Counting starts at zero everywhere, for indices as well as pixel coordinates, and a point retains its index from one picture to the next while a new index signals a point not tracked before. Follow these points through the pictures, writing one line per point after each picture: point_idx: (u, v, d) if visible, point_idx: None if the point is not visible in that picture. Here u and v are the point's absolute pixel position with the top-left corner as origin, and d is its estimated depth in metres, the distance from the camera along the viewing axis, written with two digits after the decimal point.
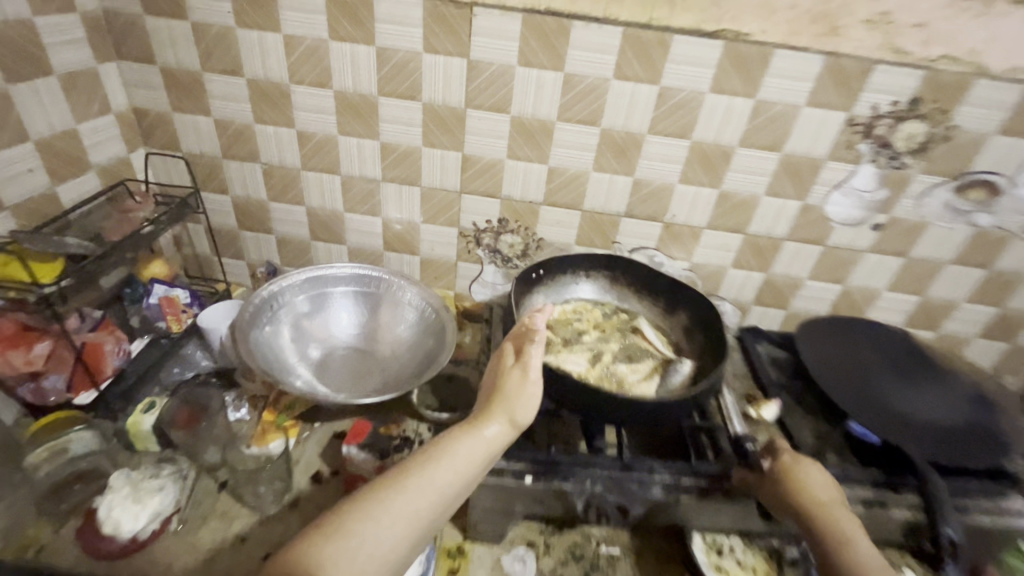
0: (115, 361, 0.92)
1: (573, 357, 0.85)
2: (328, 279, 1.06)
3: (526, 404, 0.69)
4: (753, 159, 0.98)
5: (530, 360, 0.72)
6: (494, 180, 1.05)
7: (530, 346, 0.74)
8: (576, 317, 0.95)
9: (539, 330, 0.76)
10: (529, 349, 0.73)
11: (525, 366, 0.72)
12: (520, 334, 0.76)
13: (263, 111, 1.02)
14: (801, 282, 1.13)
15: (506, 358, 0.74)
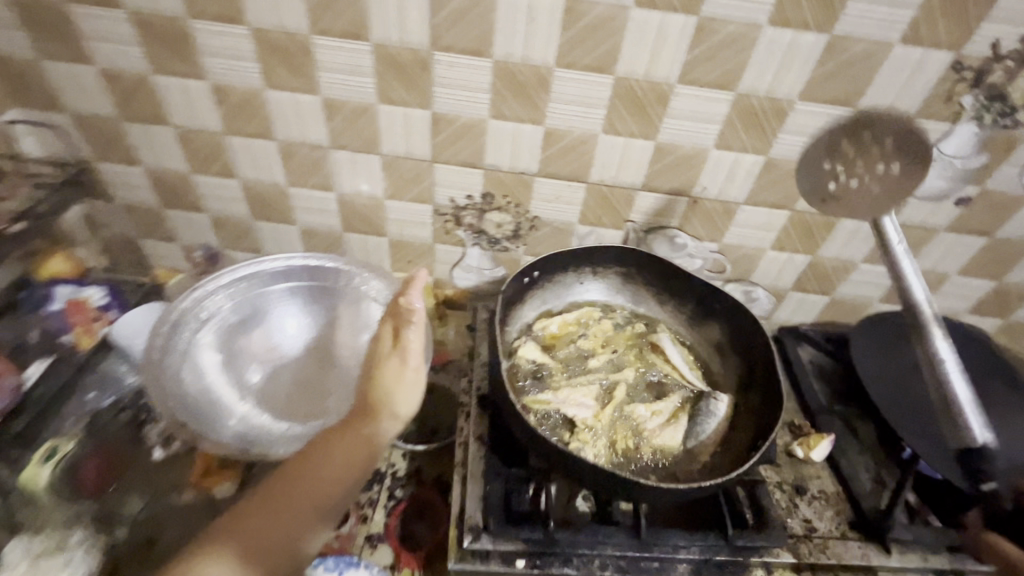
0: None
1: (579, 397, 0.70)
2: (261, 281, 0.85)
3: (407, 393, 0.62)
4: (817, 116, 0.74)
5: (409, 346, 0.63)
6: (474, 146, 0.81)
7: (404, 328, 0.63)
8: (580, 334, 0.81)
9: (415, 309, 0.62)
10: (404, 332, 0.63)
11: (404, 353, 0.62)
12: (396, 310, 0.64)
13: (160, 57, 0.75)
14: (853, 265, 0.92)
15: (383, 345, 0.64)
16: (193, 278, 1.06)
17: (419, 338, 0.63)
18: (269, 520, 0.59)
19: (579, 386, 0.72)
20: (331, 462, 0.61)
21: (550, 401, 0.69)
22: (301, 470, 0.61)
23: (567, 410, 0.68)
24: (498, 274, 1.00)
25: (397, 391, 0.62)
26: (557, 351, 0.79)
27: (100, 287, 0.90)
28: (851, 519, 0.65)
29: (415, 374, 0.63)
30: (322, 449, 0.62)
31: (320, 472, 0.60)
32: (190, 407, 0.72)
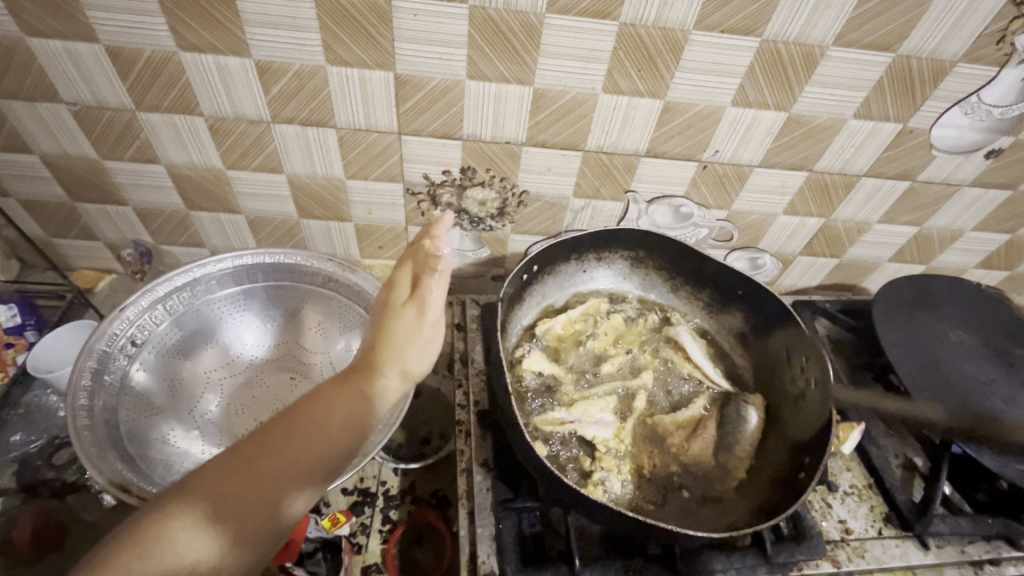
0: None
1: (596, 413, 0.68)
2: (204, 287, 0.71)
3: (417, 355, 0.53)
4: (851, 64, 0.63)
5: (427, 298, 0.54)
6: (449, 112, 0.67)
7: (428, 277, 0.54)
8: (590, 335, 0.78)
9: (443, 256, 0.54)
10: (425, 283, 0.54)
11: (421, 304, 0.54)
12: (418, 259, 0.56)
13: (31, 14, 0.57)
14: (868, 226, 0.85)
15: (397, 296, 0.55)
16: (127, 279, 0.90)
17: (440, 292, 0.54)
18: (265, 459, 0.43)
19: (594, 400, 0.70)
20: (336, 420, 0.47)
21: (569, 421, 0.67)
22: (298, 421, 0.46)
23: (584, 430, 0.66)
24: (482, 255, 0.88)
25: (406, 350, 0.52)
26: (567, 356, 0.76)
27: (8, 305, 0.79)
28: (887, 515, 0.64)
29: (429, 333, 0.54)
30: (321, 406, 0.47)
31: (323, 430, 0.46)
32: (136, 455, 0.59)
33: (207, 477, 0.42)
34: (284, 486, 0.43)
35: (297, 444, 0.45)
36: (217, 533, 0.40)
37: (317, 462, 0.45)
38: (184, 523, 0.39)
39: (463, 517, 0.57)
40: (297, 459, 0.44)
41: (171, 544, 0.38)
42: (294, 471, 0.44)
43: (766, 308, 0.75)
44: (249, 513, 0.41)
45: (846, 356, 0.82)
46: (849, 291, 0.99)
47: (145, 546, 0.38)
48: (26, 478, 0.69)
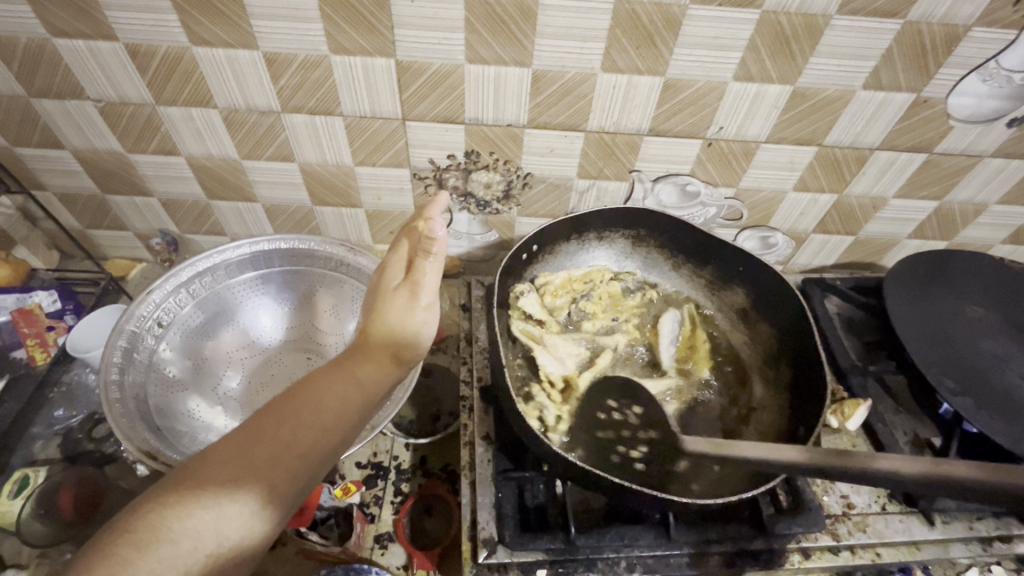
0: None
1: (562, 353, 0.73)
2: (224, 272, 0.75)
3: (419, 338, 0.51)
4: (858, 33, 0.61)
5: (423, 281, 0.52)
6: (450, 96, 0.69)
7: (422, 259, 0.52)
8: (585, 295, 0.80)
9: (437, 238, 0.51)
10: (419, 265, 0.52)
11: (416, 287, 0.52)
12: (415, 237, 0.54)
13: (56, 17, 0.61)
14: (884, 202, 0.82)
15: (392, 279, 0.54)
16: (156, 266, 0.96)
17: (435, 274, 0.52)
18: (261, 449, 0.42)
19: (566, 342, 0.74)
20: (330, 404, 0.46)
21: (536, 343, 0.73)
22: (290, 408, 0.45)
23: (542, 356, 0.71)
24: (490, 238, 0.90)
25: (406, 332, 0.51)
26: (556, 305, 0.79)
27: (49, 292, 0.84)
28: (892, 491, 0.65)
29: (427, 315, 0.52)
30: (312, 393, 0.46)
31: (314, 417, 0.45)
32: (164, 427, 0.63)
33: (204, 470, 0.41)
34: (280, 474, 0.42)
35: (291, 431, 0.44)
36: (222, 521, 0.39)
37: (312, 448, 0.44)
38: (185, 514, 0.39)
39: (464, 487, 0.61)
40: (291, 446, 0.43)
41: (174, 535, 0.38)
42: (289, 458, 0.43)
43: (771, 286, 0.74)
44: (248, 501, 0.41)
45: (857, 334, 0.81)
46: (867, 269, 0.97)
47: (148, 535, 0.37)
48: (69, 449, 0.76)
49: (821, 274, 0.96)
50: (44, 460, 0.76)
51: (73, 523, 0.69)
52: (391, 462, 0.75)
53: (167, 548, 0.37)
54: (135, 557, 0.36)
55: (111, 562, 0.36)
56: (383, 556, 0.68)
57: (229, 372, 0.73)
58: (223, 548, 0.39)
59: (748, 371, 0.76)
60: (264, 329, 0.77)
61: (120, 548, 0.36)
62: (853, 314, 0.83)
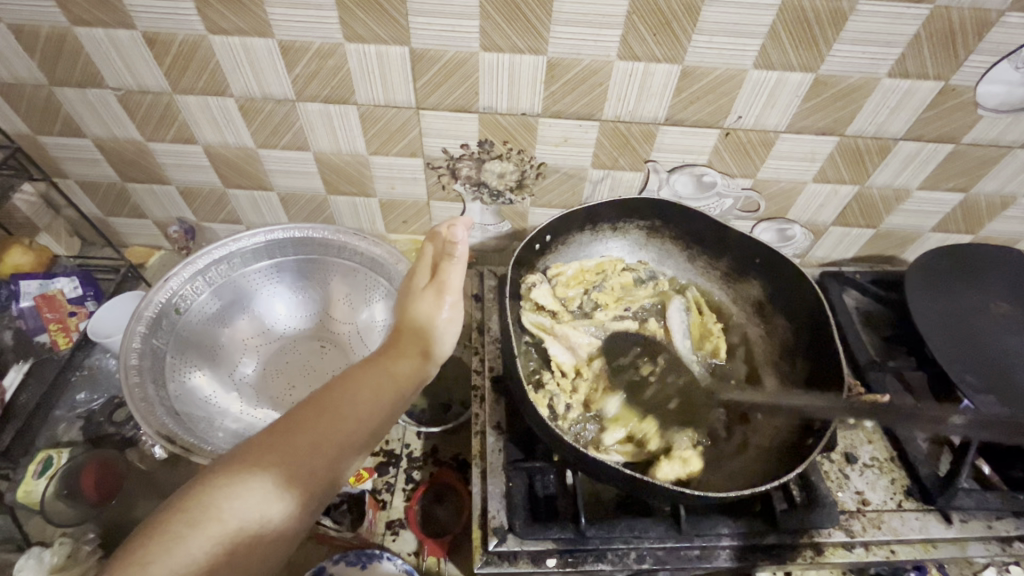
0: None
1: (573, 342, 0.72)
2: (240, 260, 0.75)
3: (441, 330, 0.54)
4: (885, 19, 0.59)
5: (448, 281, 0.56)
6: (464, 84, 0.68)
7: (447, 262, 0.57)
8: (597, 286, 0.80)
9: (457, 242, 0.58)
10: (445, 267, 0.57)
11: (441, 286, 0.56)
12: (437, 249, 0.59)
13: (75, 5, 0.61)
14: (907, 193, 0.80)
15: (418, 281, 0.58)
16: (174, 254, 0.98)
17: (459, 275, 0.57)
18: (308, 437, 0.44)
19: (575, 330, 0.73)
20: (365, 396, 0.48)
21: (546, 334, 0.72)
22: (329, 400, 0.47)
23: (552, 346, 0.70)
24: (503, 229, 0.90)
25: (430, 325, 0.54)
26: (569, 297, 0.77)
27: (70, 278, 0.84)
28: (909, 488, 0.64)
29: (451, 312, 0.56)
30: (350, 386, 0.49)
31: (351, 407, 0.47)
32: (182, 412, 0.64)
33: (250, 454, 0.43)
34: (320, 460, 0.44)
35: (330, 421, 0.46)
36: (267, 502, 0.42)
37: (349, 437, 0.46)
38: (233, 495, 0.41)
39: (476, 475, 0.61)
40: (330, 435, 0.45)
41: (223, 513, 0.40)
42: (328, 445, 0.45)
43: (788, 279, 0.73)
44: (293, 484, 0.43)
45: (876, 329, 0.79)
46: (887, 263, 0.95)
47: (200, 514, 0.40)
48: (91, 432, 0.78)
49: (839, 267, 0.94)
50: (68, 442, 0.79)
51: (94, 503, 0.71)
52: (402, 450, 0.76)
53: (216, 526, 0.40)
54: (189, 533, 0.39)
55: (167, 537, 0.39)
56: (395, 542, 0.70)
57: (242, 359, 0.74)
58: (268, 526, 0.41)
59: (762, 365, 0.75)
60: (277, 318, 0.78)
61: (176, 526, 0.39)
62: (872, 308, 0.82)
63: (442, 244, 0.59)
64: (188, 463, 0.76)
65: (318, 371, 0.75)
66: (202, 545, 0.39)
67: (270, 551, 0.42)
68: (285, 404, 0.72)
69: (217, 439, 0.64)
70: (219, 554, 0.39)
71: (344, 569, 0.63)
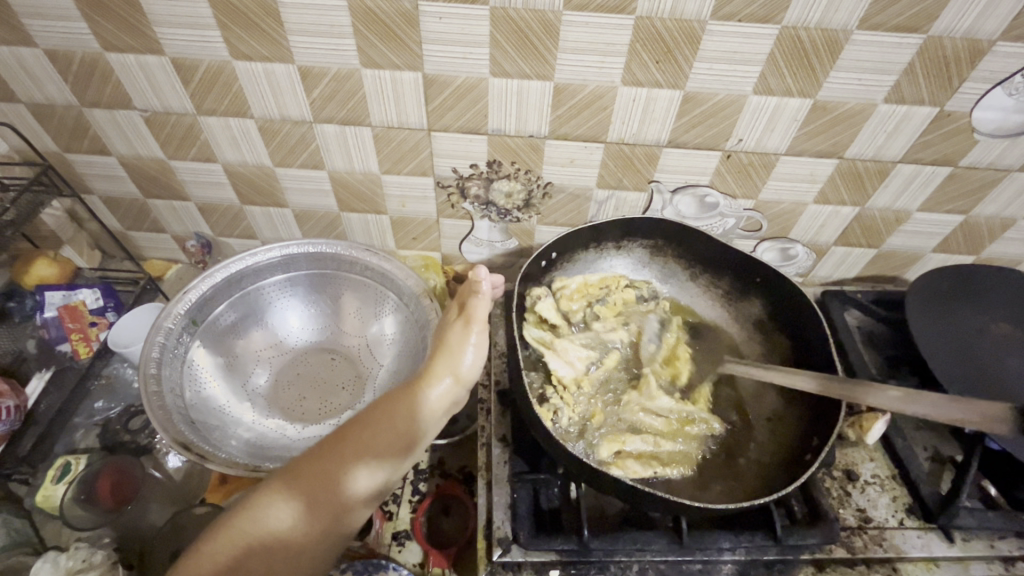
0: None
1: (572, 356, 0.73)
2: (255, 273, 0.78)
3: (471, 357, 0.56)
4: (879, 47, 0.62)
5: (476, 314, 0.58)
6: (474, 107, 0.71)
7: (474, 295, 0.60)
8: (599, 300, 0.81)
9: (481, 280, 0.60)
10: (472, 300, 0.59)
11: (469, 317, 0.58)
12: (464, 287, 0.61)
13: (109, 32, 0.65)
14: (906, 215, 0.82)
15: (450, 312, 0.62)
16: (191, 267, 1.01)
17: (486, 305, 0.59)
18: (333, 454, 0.48)
19: (576, 344, 0.74)
20: (401, 416, 0.51)
21: (548, 349, 0.73)
22: (361, 420, 0.50)
23: (552, 360, 0.71)
24: (510, 246, 0.92)
25: (459, 354, 0.56)
26: (571, 311, 0.79)
27: (92, 289, 0.86)
28: (910, 506, 0.64)
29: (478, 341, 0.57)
30: (389, 405, 0.52)
31: (380, 428, 0.50)
32: (197, 421, 0.66)
33: (285, 468, 0.48)
34: (344, 476, 0.48)
35: (358, 438, 0.49)
36: (290, 512, 0.46)
37: (375, 455, 0.49)
38: (261, 505, 0.46)
39: (481, 486, 0.62)
40: (366, 451, 0.49)
41: (251, 520, 0.46)
42: (352, 463, 0.48)
43: (789, 297, 0.75)
44: (315, 498, 0.47)
45: (878, 347, 0.80)
46: (890, 282, 0.96)
47: (232, 519, 0.46)
48: (107, 439, 0.80)
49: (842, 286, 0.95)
50: (85, 448, 0.81)
51: (110, 509, 0.72)
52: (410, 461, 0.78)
53: (243, 532, 0.45)
54: (222, 534, 0.45)
55: (205, 537, 0.45)
56: (401, 553, 0.70)
57: (257, 371, 0.76)
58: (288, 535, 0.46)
59: None
60: (294, 330, 0.80)
61: (213, 528, 0.46)
62: (873, 326, 0.83)
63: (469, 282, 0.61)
64: (201, 472, 0.79)
65: (331, 382, 0.77)
66: (230, 547, 0.45)
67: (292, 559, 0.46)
68: (298, 415, 0.73)
69: (230, 447, 0.66)
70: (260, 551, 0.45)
71: None
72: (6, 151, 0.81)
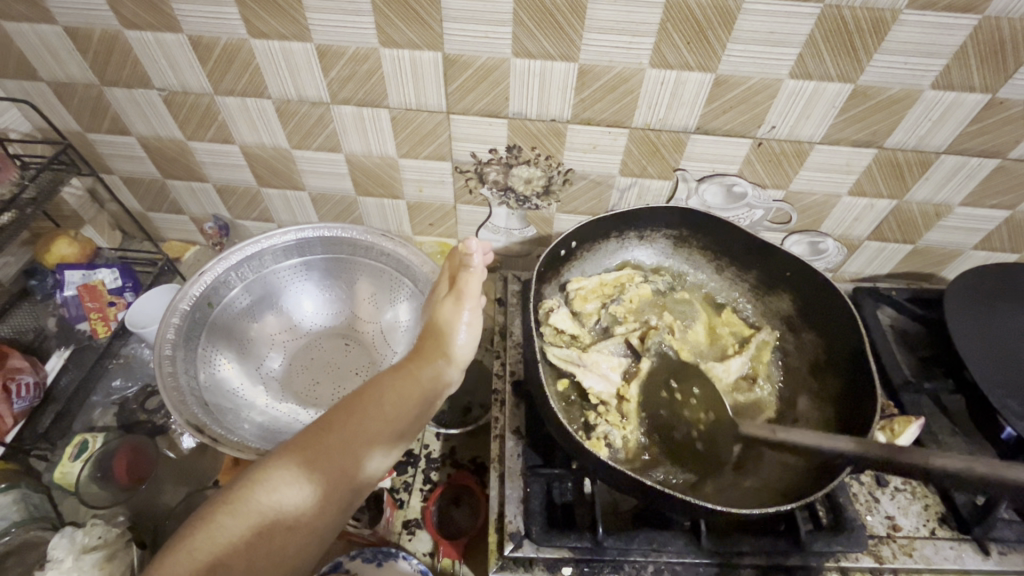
0: (16, 402, 0.74)
1: (604, 369, 0.70)
2: (271, 256, 0.77)
3: (461, 337, 0.61)
4: (929, 28, 0.58)
5: (466, 289, 0.64)
6: (495, 88, 0.69)
7: (464, 272, 0.64)
8: (614, 300, 0.78)
9: (472, 254, 0.64)
10: (463, 276, 0.64)
11: (459, 294, 0.63)
12: (454, 262, 0.67)
13: (127, 9, 0.64)
14: (947, 209, 0.78)
15: (440, 291, 0.66)
16: (209, 250, 1.01)
17: (477, 282, 0.64)
18: (336, 437, 0.50)
19: (604, 355, 0.71)
20: (390, 399, 0.54)
21: (574, 366, 0.69)
22: (358, 403, 0.53)
23: (584, 378, 0.68)
24: (528, 234, 0.90)
25: (452, 333, 0.60)
26: (587, 313, 0.77)
27: (111, 269, 0.87)
28: (943, 515, 0.61)
29: (470, 316, 0.62)
30: (383, 386, 0.55)
31: (377, 409, 0.53)
32: (210, 403, 0.66)
33: (287, 452, 0.49)
34: (348, 459, 0.50)
35: (358, 421, 0.51)
36: (299, 494, 0.47)
37: (376, 437, 0.52)
38: (269, 489, 0.47)
39: (493, 479, 0.61)
40: (355, 435, 0.51)
41: (259, 505, 0.46)
42: (355, 444, 0.50)
43: (820, 294, 0.72)
44: (322, 479, 0.48)
45: (911, 348, 0.77)
46: (925, 280, 0.92)
47: (237, 506, 0.45)
48: (124, 418, 0.81)
49: (873, 283, 0.91)
50: (102, 427, 0.82)
51: (127, 487, 0.73)
52: (422, 450, 0.77)
53: (253, 517, 0.45)
54: (228, 522, 0.45)
55: (210, 527, 0.44)
56: (411, 542, 0.70)
57: (270, 355, 0.76)
58: (298, 518, 0.46)
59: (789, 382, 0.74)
60: (308, 314, 0.80)
61: (218, 517, 0.45)
62: (907, 325, 0.80)
63: (459, 256, 0.65)
64: (215, 453, 0.79)
65: (343, 367, 0.76)
66: (239, 533, 0.44)
67: (303, 540, 0.47)
68: (310, 399, 0.73)
69: (243, 430, 0.66)
70: (258, 542, 0.45)
71: (361, 565, 0.63)
72: (28, 130, 0.81)
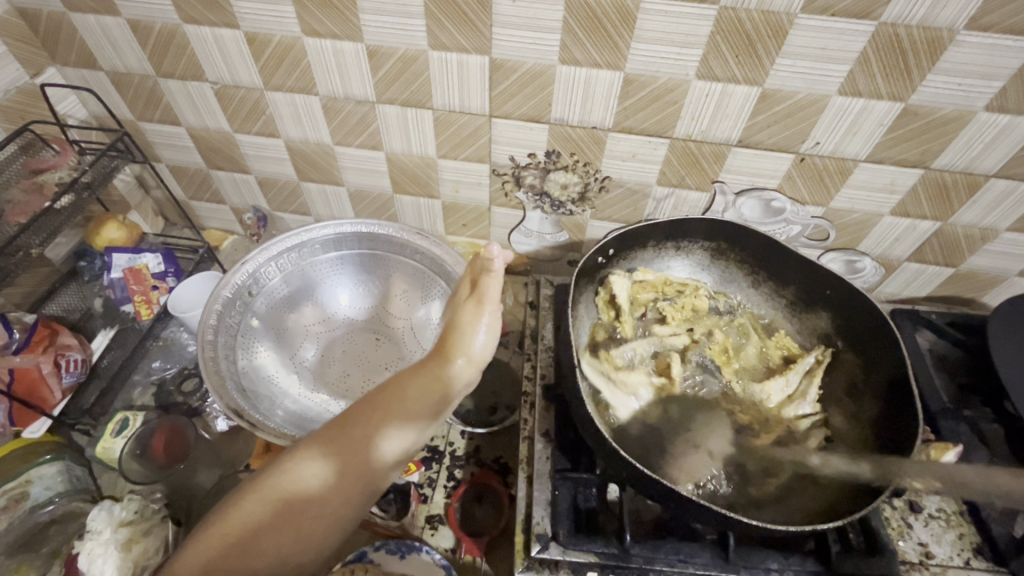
0: (64, 377, 0.77)
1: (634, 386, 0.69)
2: (310, 248, 0.79)
3: (481, 337, 0.57)
4: (987, 50, 0.56)
5: (487, 292, 0.60)
6: (539, 93, 0.69)
7: (484, 276, 0.60)
8: (666, 300, 0.78)
9: (493, 258, 0.60)
10: (484, 280, 0.60)
11: (480, 296, 0.59)
12: (476, 266, 0.63)
13: (188, 5, 0.67)
14: (992, 234, 0.76)
15: (460, 293, 0.63)
16: (247, 240, 1.04)
17: (497, 287, 0.60)
18: (354, 433, 0.52)
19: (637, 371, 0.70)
20: (410, 396, 0.54)
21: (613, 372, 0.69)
22: (379, 400, 0.54)
23: (620, 398, 0.67)
24: (560, 238, 0.91)
25: (471, 334, 0.57)
26: (638, 303, 0.78)
27: (156, 254, 0.90)
28: (978, 546, 0.61)
29: (492, 317, 0.59)
30: (405, 383, 0.55)
31: (397, 408, 0.53)
32: (248, 389, 0.68)
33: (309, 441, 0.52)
34: (364, 455, 0.52)
35: (376, 419, 0.52)
36: (315, 483, 0.50)
37: (393, 434, 0.53)
38: (288, 476, 0.50)
39: (521, 480, 0.62)
40: (370, 431, 0.52)
41: (277, 490, 0.50)
42: (371, 441, 0.52)
43: (860, 314, 0.71)
44: (338, 471, 0.51)
45: (949, 374, 0.76)
46: (964, 304, 0.90)
47: (259, 488, 0.50)
48: (161, 399, 0.84)
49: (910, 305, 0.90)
50: (140, 405, 0.85)
51: (164, 465, 0.76)
52: (447, 445, 0.78)
53: (271, 500, 0.49)
54: (251, 502, 0.50)
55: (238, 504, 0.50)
56: (433, 536, 0.70)
57: (304, 345, 0.78)
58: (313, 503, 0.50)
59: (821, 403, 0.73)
60: (342, 305, 0.81)
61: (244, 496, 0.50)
62: (947, 352, 0.78)
63: (480, 260, 0.62)
64: (248, 438, 0.82)
65: (373, 360, 0.78)
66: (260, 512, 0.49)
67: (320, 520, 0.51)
68: (342, 391, 0.75)
69: (278, 417, 0.68)
70: (276, 521, 0.49)
71: (385, 556, 0.64)
72: (84, 116, 0.85)
